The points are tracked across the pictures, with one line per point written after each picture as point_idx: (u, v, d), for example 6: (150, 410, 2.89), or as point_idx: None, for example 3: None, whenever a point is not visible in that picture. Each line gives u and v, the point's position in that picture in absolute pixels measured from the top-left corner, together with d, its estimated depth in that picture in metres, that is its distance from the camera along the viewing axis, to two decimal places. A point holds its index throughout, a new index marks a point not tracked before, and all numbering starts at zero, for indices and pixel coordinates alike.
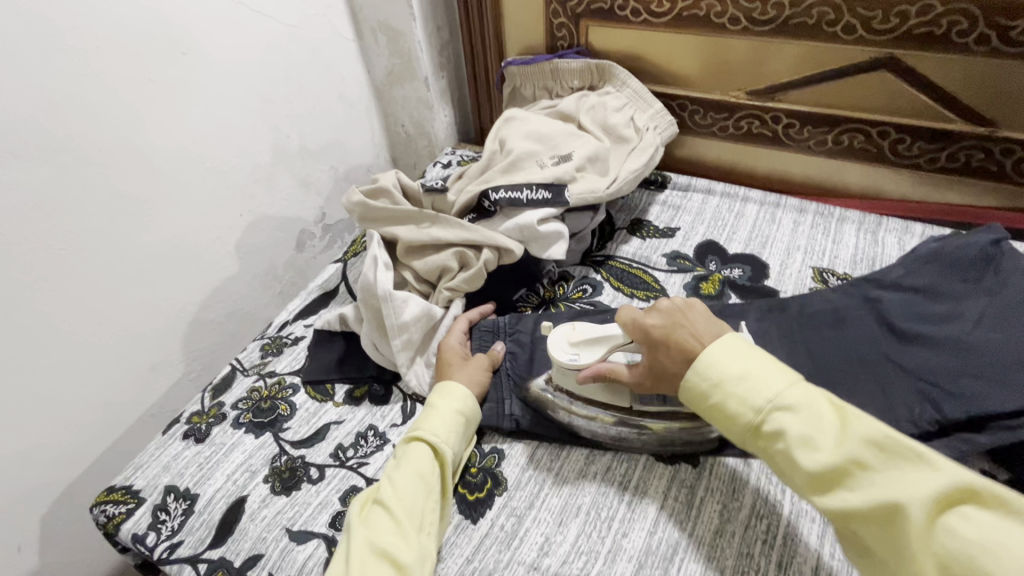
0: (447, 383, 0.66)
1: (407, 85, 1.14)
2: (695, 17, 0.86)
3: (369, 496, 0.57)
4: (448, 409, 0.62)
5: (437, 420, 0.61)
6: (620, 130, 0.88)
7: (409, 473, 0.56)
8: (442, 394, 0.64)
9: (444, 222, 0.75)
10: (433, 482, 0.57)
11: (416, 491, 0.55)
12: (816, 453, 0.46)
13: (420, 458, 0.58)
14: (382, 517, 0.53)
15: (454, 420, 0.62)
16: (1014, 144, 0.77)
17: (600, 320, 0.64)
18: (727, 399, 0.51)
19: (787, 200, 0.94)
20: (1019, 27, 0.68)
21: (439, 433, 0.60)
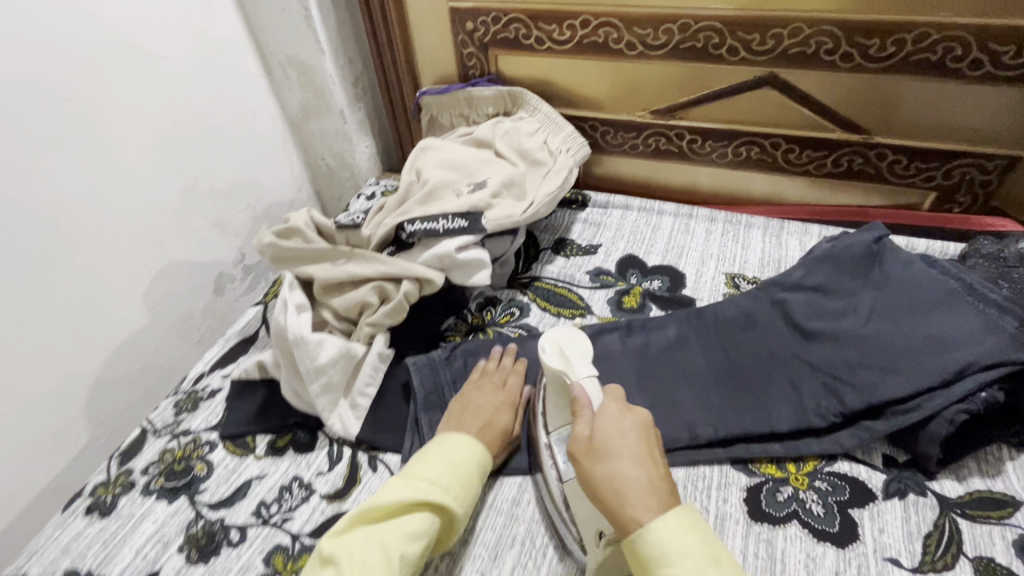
0: (461, 434, 0.61)
1: (323, 119, 1.12)
2: (595, 43, 0.89)
3: (331, 543, 0.52)
4: (455, 461, 0.58)
5: (441, 473, 0.56)
6: (533, 154, 0.90)
7: (389, 533, 0.52)
8: (464, 450, 0.59)
9: (359, 257, 0.74)
10: (418, 546, 0.52)
11: (390, 552, 0.50)
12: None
13: (407, 517, 0.53)
14: (340, 573, 0.49)
15: (470, 483, 0.58)
16: (886, 149, 0.84)
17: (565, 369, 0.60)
18: (652, 505, 0.47)
19: (699, 210, 0.99)
20: (875, 45, 0.75)
21: (441, 488, 0.55)
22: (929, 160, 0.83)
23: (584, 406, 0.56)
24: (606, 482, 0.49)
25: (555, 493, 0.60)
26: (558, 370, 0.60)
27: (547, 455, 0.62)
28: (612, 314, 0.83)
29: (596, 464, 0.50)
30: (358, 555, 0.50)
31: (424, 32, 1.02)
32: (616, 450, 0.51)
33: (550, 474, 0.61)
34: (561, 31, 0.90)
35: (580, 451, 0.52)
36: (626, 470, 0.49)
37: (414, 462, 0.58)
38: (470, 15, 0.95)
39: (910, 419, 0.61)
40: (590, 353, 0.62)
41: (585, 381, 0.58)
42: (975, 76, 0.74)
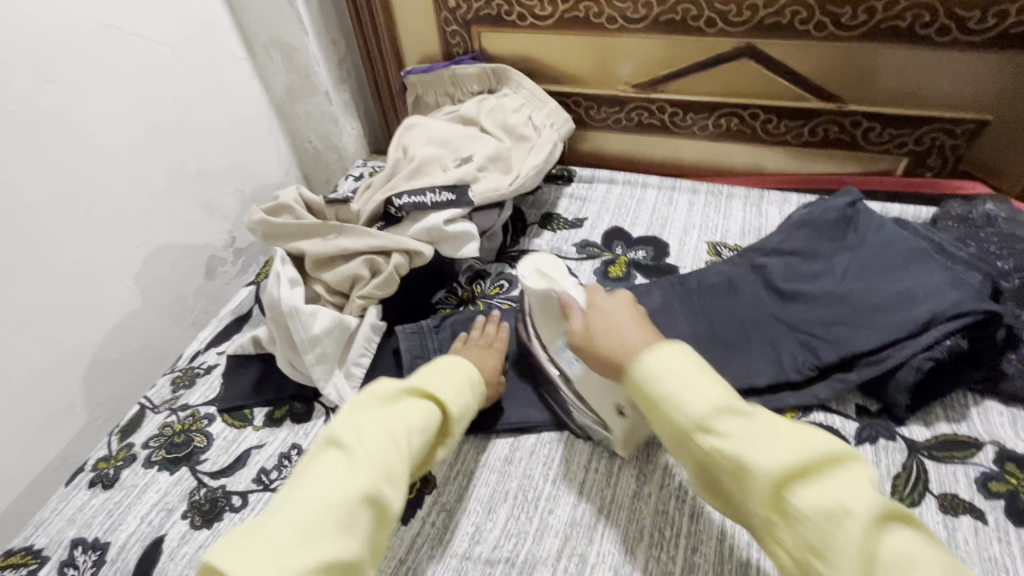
0: (456, 358, 0.65)
1: (308, 101, 1.13)
2: (576, 18, 0.91)
3: (337, 425, 0.55)
4: (452, 375, 0.62)
5: (440, 380, 0.60)
6: (519, 130, 0.92)
7: (393, 420, 0.55)
8: (456, 366, 0.63)
9: (349, 231, 0.75)
10: (421, 436, 0.55)
11: (397, 435, 0.54)
12: (769, 454, 0.45)
13: (410, 409, 0.57)
14: (350, 451, 0.52)
15: (466, 392, 0.62)
16: (860, 117, 0.87)
17: (547, 284, 0.65)
18: (680, 392, 0.50)
19: (681, 183, 1.01)
20: (847, 13, 0.77)
21: (441, 392, 0.59)
22: (901, 127, 0.86)
23: (572, 306, 0.62)
24: (614, 347, 0.57)
25: (567, 393, 0.65)
26: (540, 287, 0.64)
27: (552, 363, 0.67)
28: (599, 283, 0.86)
29: (600, 338, 0.58)
30: (365, 436, 0.53)
31: (406, 11, 1.02)
32: (607, 322, 0.59)
33: (558, 379, 0.66)
34: (542, 6, 0.91)
35: (583, 334, 0.60)
36: (622, 336, 0.57)
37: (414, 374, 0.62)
38: None
39: (881, 370, 0.64)
40: (558, 263, 0.67)
41: (567, 287, 0.64)
42: (943, 42, 0.76)
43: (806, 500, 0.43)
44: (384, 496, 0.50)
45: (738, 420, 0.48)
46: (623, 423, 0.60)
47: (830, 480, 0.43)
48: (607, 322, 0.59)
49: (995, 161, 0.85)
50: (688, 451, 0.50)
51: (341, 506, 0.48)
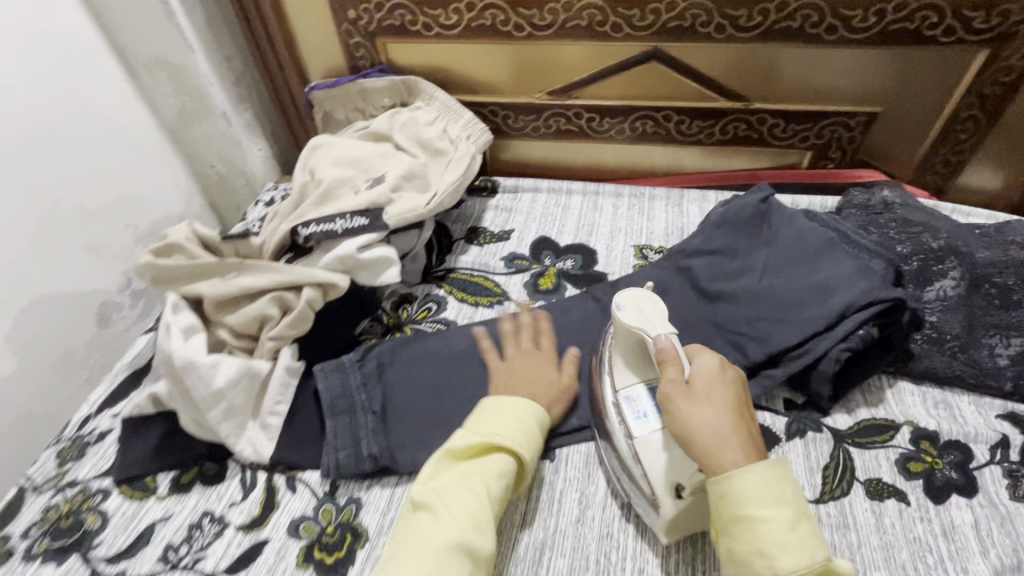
0: (511, 397, 0.61)
1: (205, 123, 1.03)
2: (483, 27, 0.88)
3: (419, 491, 0.55)
4: (517, 414, 0.59)
5: (505, 423, 0.58)
6: (434, 144, 0.88)
7: (473, 476, 0.54)
8: (518, 404, 0.60)
9: (252, 268, 0.69)
10: (499, 484, 0.54)
11: (477, 490, 0.53)
12: None
13: (485, 462, 0.55)
14: (436, 511, 0.52)
15: (531, 430, 0.59)
16: (766, 114, 0.89)
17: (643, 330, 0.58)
18: (776, 533, 0.43)
19: (605, 187, 1.01)
20: (744, 15, 0.79)
21: (511, 438, 0.57)
22: (803, 122, 0.89)
23: (670, 356, 0.54)
24: (697, 423, 0.49)
25: (623, 449, 0.58)
26: (634, 326, 0.58)
27: (614, 414, 0.60)
28: (530, 297, 0.84)
29: (693, 409, 0.50)
30: (448, 495, 0.53)
31: (303, 22, 0.95)
32: (708, 393, 0.51)
33: (616, 431, 0.59)
34: (447, 15, 0.88)
35: (675, 396, 0.51)
36: (714, 416, 0.49)
37: (477, 418, 0.59)
38: (351, 2, 0.90)
39: (802, 363, 0.65)
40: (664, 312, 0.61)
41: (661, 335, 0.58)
42: (832, 39, 0.79)
43: None
44: (474, 550, 0.50)
45: None
46: (677, 507, 0.53)
47: None
48: (705, 392, 0.51)
49: (887, 149, 0.91)
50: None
51: (432, 565, 0.48)
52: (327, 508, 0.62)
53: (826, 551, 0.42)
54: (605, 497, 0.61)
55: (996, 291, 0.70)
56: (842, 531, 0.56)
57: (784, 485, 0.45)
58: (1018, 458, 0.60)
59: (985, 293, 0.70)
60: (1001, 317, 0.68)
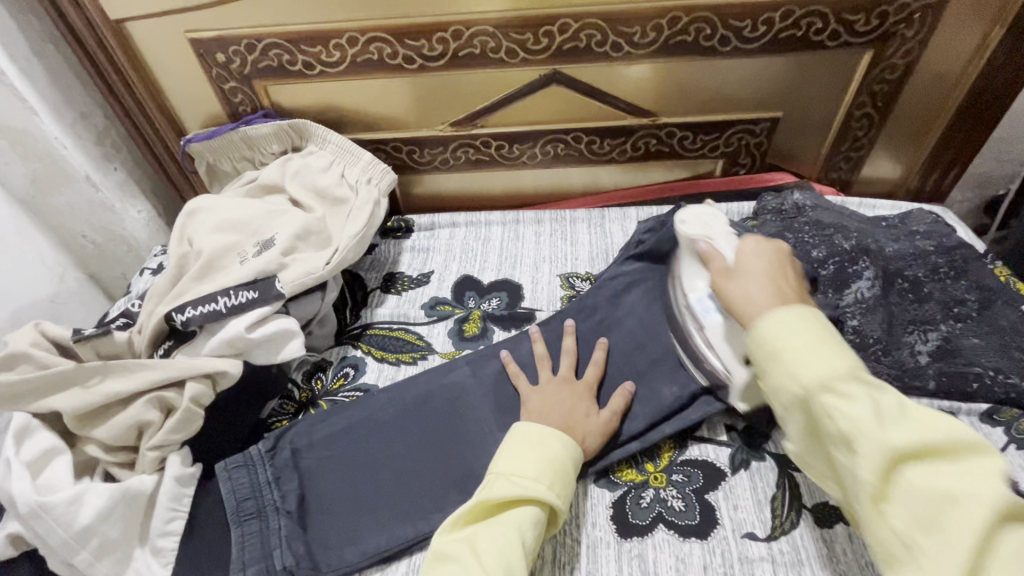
0: (552, 431, 0.57)
1: (66, 190, 0.90)
2: (370, 61, 0.81)
3: (446, 541, 0.50)
4: (549, 456, 0.55)
5: (541, 467, 0.53)
6: (332, 192, 0.81)
7: (505, 525, 0.50)
8: (558, 443, 0.56)
9: (121, 369, 0.59)
10: (533, 534, 0.50)
11: (511, 543, 0.48)
12: (886, 437, 0.40)
13: (516, 511, 0.51)
14: (464, 564, 0.47)
15: (568, 474, 0.55)
16: (674, 128, 0.88)
17: (700, 231, 0.62)
18: (797, 354, 0.45)
19: (525, 214, 0.96)
20: (638, 32, 0.77)
21: (546, 485, 0.52)
22: (710, 132, 0.89)
23: (711, 252, 0.58)
24: (736, 295, 0.52)
25: (697, 341, 0.63)
26: (694, 233, 0.62)
27: (685, 314, 0.64)
28: (455, 347, 0.78)
29: (731, 286, 0.53)
30: (480, 546, 0.48)
31: (166, 70, 0.85)
32: (745, 271, 0.53)
33: (690, 327, 0.63)
34: (328, 52, 0.80)
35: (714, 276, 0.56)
36: (748, 289, 0.51)
37: (502, 458, 0.55)
38: (217, 45, 0.81)
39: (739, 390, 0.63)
40: (724, 219, 0.63)
41: (719, 239, 0.60)
42: (727, 51, 0.79)
43: (922, 482, 0.39)
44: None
45: (872, 394, 0.42)
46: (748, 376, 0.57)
47: (956, 471, 0.38)
48: (745, 267, 0.54)
49: (793, 151, 0.92)
50: (796, 413, 0.45)
51: None
52: None
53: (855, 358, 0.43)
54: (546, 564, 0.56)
55: (909, 285, 0.72)
56: (796, 567, 0.54)
57: (819, 339, 0.45)
58: None
59: (898, 288, 0.72)
60: (915, 311, 0.70)
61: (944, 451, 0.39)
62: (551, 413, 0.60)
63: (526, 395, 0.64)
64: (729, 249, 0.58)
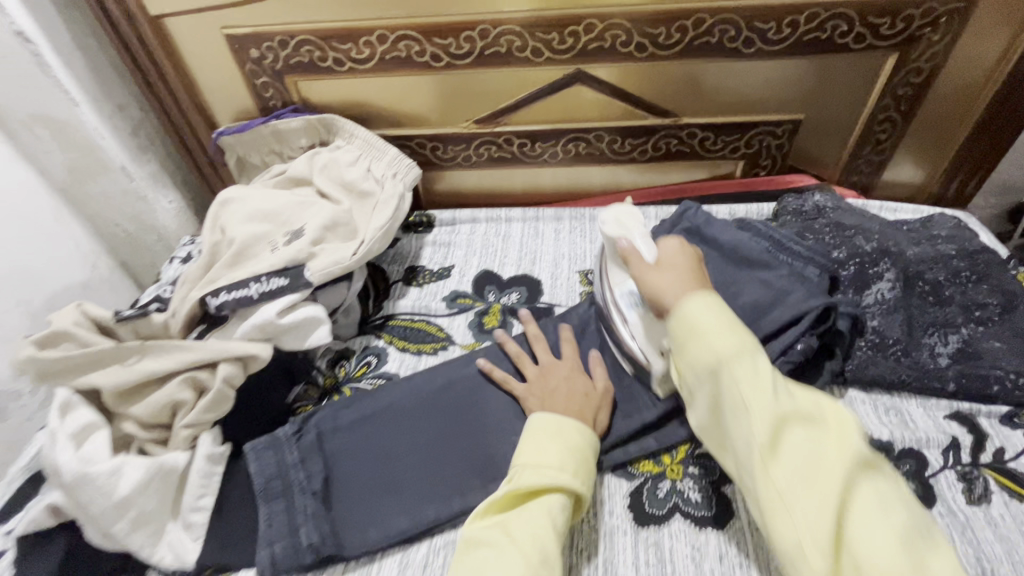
0: (570, 420, 0.59)
1: (101, 179, 0.93)
2: (398, 58, 0.83)
3: (478, 528, 0.52)
4: (571, 443, 0.57)
5: (563, 454, 0.55)
6: (358, 185, 0.83)
7: (534, 511, 0.52)
8: (575, 431, 0.58)
9: (156, 349, 0.62)
10: (561, 518, 0.52)
11: (541, 529, 0.50)
12: (772, 408, 0.45)
13: (545, 498, 0.53)
14: (500, 548, 0.50)
15: (589, 460, 0.57)
16: (696, 128, 0.89)
17: (620, 229, 0.64)
18: (708, 339, 0.49)
19: (545, 211, 0.97)
20: (662, 33, 0.78)
21: (571, 472, 0.54)
22: (731, 133, 0.89)
23: (630, 250, 0.60)
24: (656, 285, 0.55)
25: (622, 334, 0.65)
26: (614, 234, 0.64)
27: (612, 309, 0.66)
28: (475, 339, 0.79)
29: (653, 274, 0.56)
30: (513, 531, 0.51)
31: (202, 64, 0.88)
32: (672, 263, 0.56)
33: (616, 322, 0.66)
34: (358, 49, 0.82)
35: (636, 271, 0.57)
36: (662, 279, 0.55)
37: (526, 449, 0.56)
38: (251, 41, 0.84)
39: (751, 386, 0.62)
40: (643, 220, 0.65)
41: (636, 237, 0.62)
42: (750, 52, 0.79)
43: (794, 449, 0.45)
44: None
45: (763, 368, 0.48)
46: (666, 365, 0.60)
47: (821, 440, 0.45)
48: (664, 262, 0.57)
49: (813, 153, 0.92)
50: (704, 386, 0.50)
51: None
52: None
53: (751, 341, 0.49)
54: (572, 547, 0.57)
55: (929, 288, 0.72)
56: None
57: (731, 326, 0.50)
58: (969, 460, 0.61)
59: (919, 291, 0.72)
60: (935, 314, 0.70)
61: (811, 420, 0.46)
62: (570, 403, 0.62)
63: (544, 384, 0.65)
64: (646, 245, 0.60)
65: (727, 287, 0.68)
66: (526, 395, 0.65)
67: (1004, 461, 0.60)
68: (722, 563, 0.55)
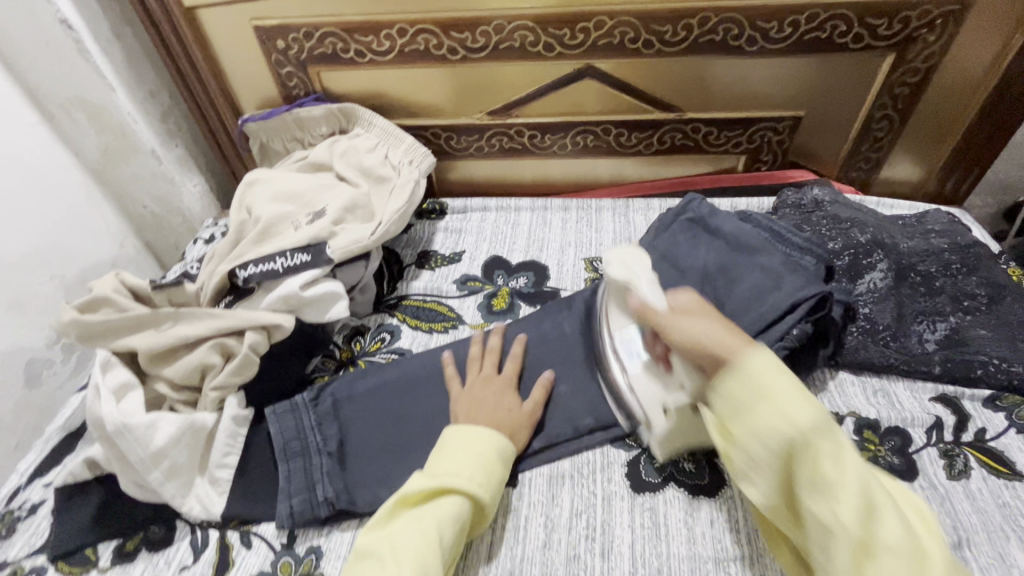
0: (480, 429, 0.60)
1: (132, 162, 0.98)
2: (417, 51, 0.87)
3: (369, 536, 0.54)
4: (477, 450, 0.58)
5: (462, 463, 0.56)
6: (376, 171, 0.87)
7: (424, 518, 0.53)
8: (481, 441, 0.59)
9: (189, 316, 0.66)
10: (452, 528, 0.53)
11: (428, 537, 0.51)
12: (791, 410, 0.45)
13: (440, 505, 0.54)
14: (382, 557, 0.51)
15: (494, 470, 0.58)
16: (699, 123, 0.93)
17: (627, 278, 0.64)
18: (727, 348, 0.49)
19: (553, 202, 1.01)
20: (669, 31, 0.81)
21: (468, 478, 0.55)
22: (734, 128, 0.93)
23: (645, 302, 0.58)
24: (681, 341, 0.52)
25: (619, 383, 0.64)
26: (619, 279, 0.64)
27: (610, 355, 0.66)
28: (485, 319, 0.83)
29: (675, 328, 0.53)
30: (397, 541, 0.51)
31: (230, 54, 0.93)
32: (697, 316, 0.53)
33: (613, 368, 0.65)
34: (379, 41, 0.87)
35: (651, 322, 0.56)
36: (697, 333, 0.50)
37: (435, 458, 0.58)
38: (278, 32, 0.88)
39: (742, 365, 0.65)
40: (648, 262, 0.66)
41: (642, 285, 0.62)
42: (753, 50, 0.83)
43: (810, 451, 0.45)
44: None
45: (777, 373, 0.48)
46: (667, 424, 0.59)
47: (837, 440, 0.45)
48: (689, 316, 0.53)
49: (814, 150, 0.95)
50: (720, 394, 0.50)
51: None
52: (285, 561, 0.59)
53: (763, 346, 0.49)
54: (526, 532, 0.60)
55: (921, 279, 0.75)
56: None
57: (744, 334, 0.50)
58: (951, 438, 0.64)
59: (911, 282, 0.75)
60: (926, 303, 0.73)
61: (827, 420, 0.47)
62: None
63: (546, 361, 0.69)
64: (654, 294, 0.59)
65: (725, 272, 0.71)
66: (514, 377, 0.68)
67: (985, 440, 0.63)
68: (713, 526, 0.59)
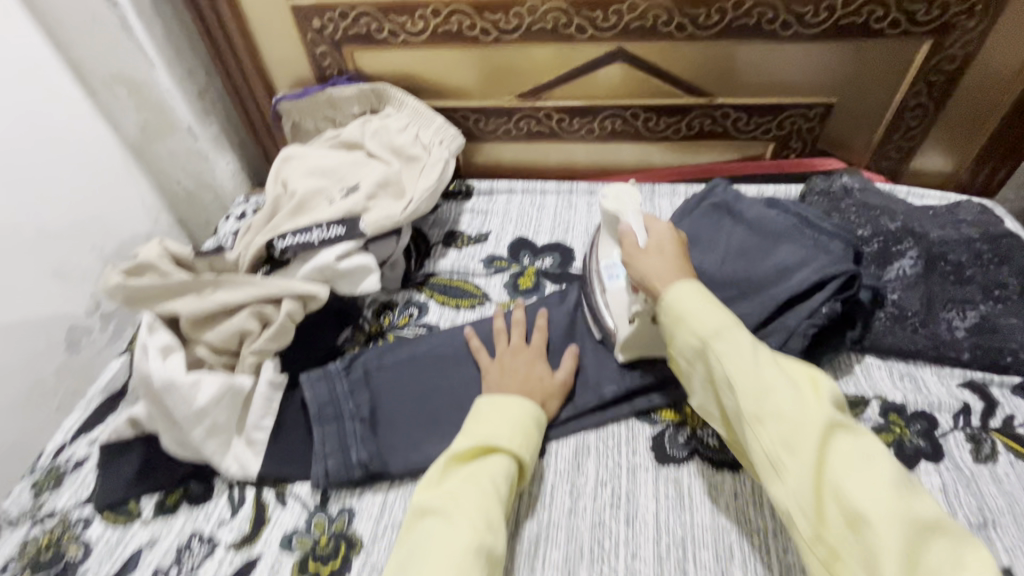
0: (510, 397, 0.62)
1: (169, 138, 1.01)
2: (450, 32, 0.88)
3: (426, 496, 0.53)
4: (513, 413, 0.60)
5: (504, 426, 0.58)
6: (407, 150, 0.88)
7: (478, 476, 0.54)
8: (513, 406, 0.61)
9: (229, 283, 0.68)
10: (505, 486, 0.55)
11: (488, 493, 0.52)
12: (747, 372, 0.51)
13: (490, 464, 0.55)
14: (445, 514, 0.51)
15: (530, 432, 0.60)
16: (729, 109, 0.92)
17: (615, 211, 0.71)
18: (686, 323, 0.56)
19: (579, 185, 1.02)
20: (703, 14, 0.81)
21: (511, 439, 0.58)
22: (764, 114, 0.93)
23: (628, 231, 0.66)
24: (645, 268, 0.62)
25: (597, 302, 0.71)
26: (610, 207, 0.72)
27: (593, 276, 0.73)
28: (510, 297, 0.85)
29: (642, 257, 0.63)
30: (457, 497, 0.52)
31: (266, 33, 0.94)
32: (660, 247, 0.63)
33: (594, 291, 0.72)
34: (413, 22, 0.88)
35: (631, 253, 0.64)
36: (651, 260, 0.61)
37: (473, 420, 0.60)
38: (314, 11, 0.90)
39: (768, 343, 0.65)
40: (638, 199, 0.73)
41: (629, 215, 0.69)
42: (787, 35, 0.83)
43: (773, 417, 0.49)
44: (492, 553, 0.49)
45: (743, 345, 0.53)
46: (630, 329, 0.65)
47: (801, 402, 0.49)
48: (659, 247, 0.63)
49: (843, 138, 0.95)
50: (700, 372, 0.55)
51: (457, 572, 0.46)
52: (319, 519, 0.62)
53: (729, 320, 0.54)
54: (551, 498, 0.61)
55: (952, 268, 0.73)
56: None
57: (714, 309, 0.56)
58: (978, 424, 0.64)
59: (941, 271, 0.73)
60: (958, 291, 0.72)
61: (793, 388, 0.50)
62: None
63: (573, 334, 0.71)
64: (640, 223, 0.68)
65: (752, 254, 0.72)
66: (547, 349, 0.70)
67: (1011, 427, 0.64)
68: (736, 499, 0.60)
